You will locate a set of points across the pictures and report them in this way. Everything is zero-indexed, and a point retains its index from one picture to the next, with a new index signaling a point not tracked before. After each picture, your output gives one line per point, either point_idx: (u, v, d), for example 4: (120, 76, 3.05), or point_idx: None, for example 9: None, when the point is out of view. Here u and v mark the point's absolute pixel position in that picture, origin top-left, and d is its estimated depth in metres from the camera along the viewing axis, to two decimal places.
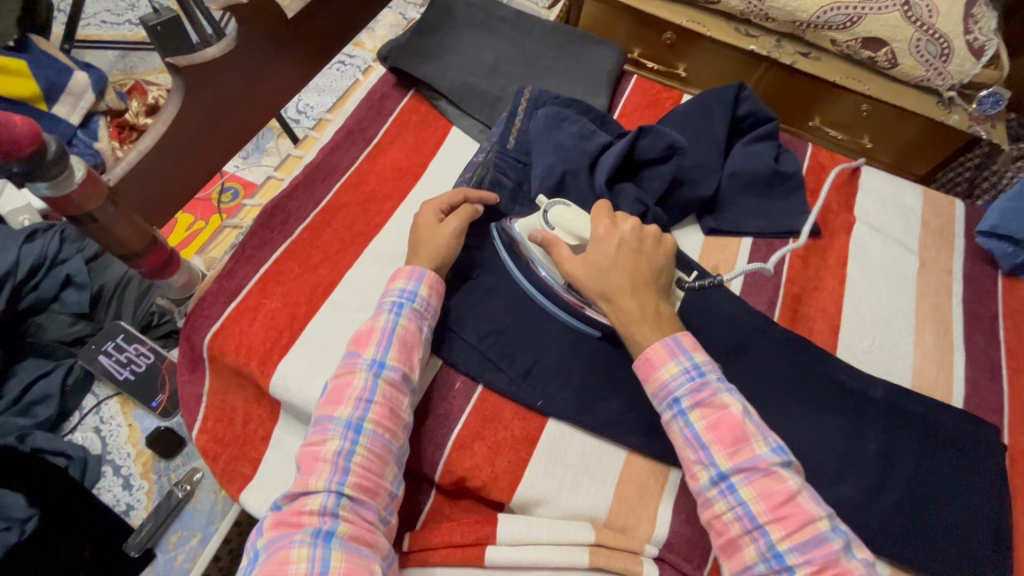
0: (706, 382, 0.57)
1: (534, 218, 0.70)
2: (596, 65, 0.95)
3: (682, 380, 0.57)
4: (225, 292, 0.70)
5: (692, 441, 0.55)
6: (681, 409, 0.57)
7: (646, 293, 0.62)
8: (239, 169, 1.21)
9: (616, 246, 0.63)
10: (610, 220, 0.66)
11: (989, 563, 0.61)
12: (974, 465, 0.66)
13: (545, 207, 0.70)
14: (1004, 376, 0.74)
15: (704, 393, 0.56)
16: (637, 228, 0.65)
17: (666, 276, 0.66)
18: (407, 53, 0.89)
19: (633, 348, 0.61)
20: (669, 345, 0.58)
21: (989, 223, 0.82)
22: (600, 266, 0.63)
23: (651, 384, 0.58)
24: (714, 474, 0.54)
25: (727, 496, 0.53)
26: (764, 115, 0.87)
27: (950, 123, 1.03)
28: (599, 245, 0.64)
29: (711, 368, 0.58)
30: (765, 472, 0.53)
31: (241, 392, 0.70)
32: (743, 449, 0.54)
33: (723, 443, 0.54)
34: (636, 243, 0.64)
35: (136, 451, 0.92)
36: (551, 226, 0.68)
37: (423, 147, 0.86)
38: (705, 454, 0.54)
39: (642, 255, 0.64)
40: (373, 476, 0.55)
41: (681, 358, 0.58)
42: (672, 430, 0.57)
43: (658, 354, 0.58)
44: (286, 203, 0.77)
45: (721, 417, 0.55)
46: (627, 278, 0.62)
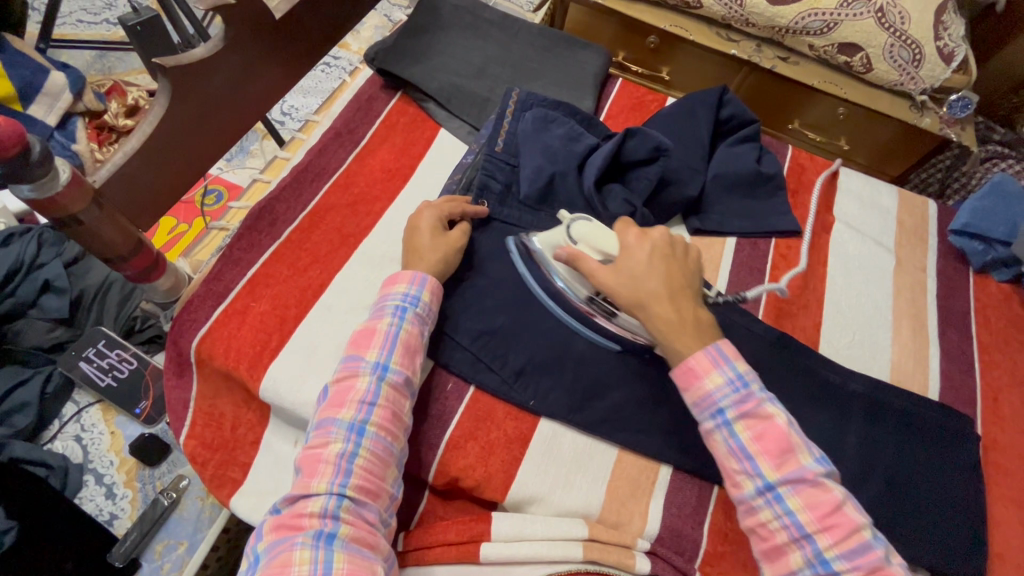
0: (750, 393, 0.57)
1: (557, 234, 0.70)
2: (582, 68, 0.96)
3: (726, 391, 0.57)
4: (212, 294, 0.69)
5: (736, 451, 0.56)
6: (725, 419, 0.57)
7: (682, 301, 0.61)
8: (222, 171, 1.19)
9: (649, 254, 0.63)
10: (638, 230, 0.65)
11: (966, 550, 0.63)
12: (949, 455, 0.68)
13: (567, 223, 0.69)
14: (976, 369, 0.77)
15: (749, 403, 0.57)
16: (668, 234, 0.65)
17: (700, 282, 0.65)
18: (394, 54, 0.90)
19: (673, 358, 0.60)
20: (711, 355, 0.58)
21: (960, 222, 0.85)
22: (634, 276, 0.62)
23: (694, 394, 0.58)
24: (760, 484, 0.54)
25: (772, 506, 0.54)
26: (746, 118, 0.89)
27: (922, 125, 1.07)
28: (628, 255, 0.63)
29: (753, 378, 0.58)
30: (812, 483, 0.53)
31: (230, 396, 0.69)
32: (790, 460, 0.54)
33: (769, 455, 0.55)
34: (669, 249, 0.64)
35: (119, 459, 0.90)
36: (575, 241, 0.67)
37: (411, 148, 0.86)
38: (751, 465, 0.55)
39: (676, 262, 0.64)
40: (375, 479, 0.55)
41: (724, 368, 0.58)
42: (714, 440, 0.58)
43: (701, 363, 0.58)
44: (275, 204, 0.77)
45: (766, 428, 0.55)
46: (663, 284, 0.61)
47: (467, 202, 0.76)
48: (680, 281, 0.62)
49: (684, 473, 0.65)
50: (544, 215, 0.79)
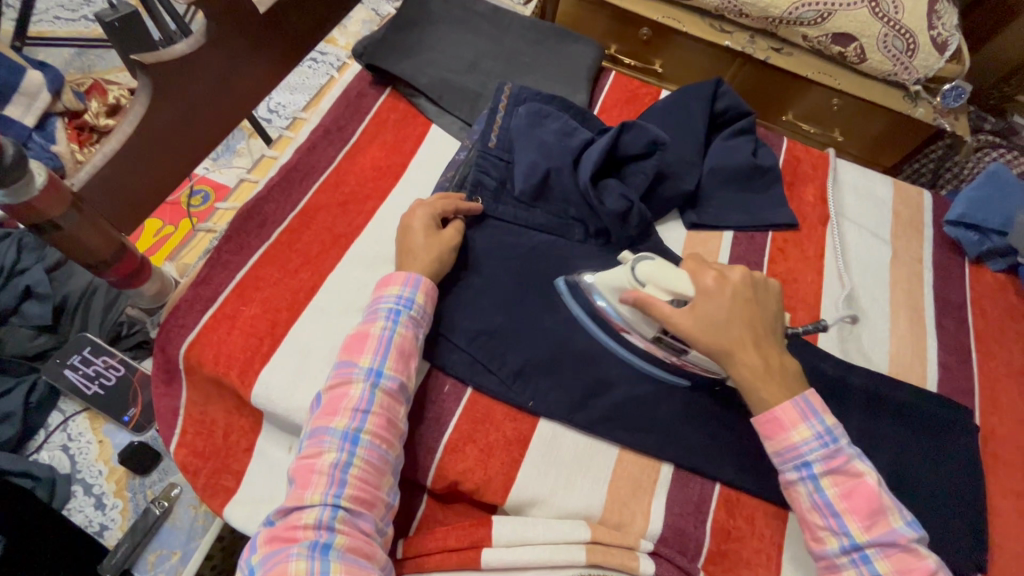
0: (840, 449, 0.58)
1: (619, 274, 0.65)
2: (575, 61, 0.94)
3: (815, 446, 0.58)
4: (200, 299, 0.67)
5: (821, 506, 0.57)
6: (812, 473, 0.58)
7: (766, 348, 0.61)
8: (208, 171, 1.16)
9: (730, 299, 0.61)
10: (715, 271, 0.62)
11: (969, 542, 0.63)
12: (949, 447, 0.68)
13: (631, 263, 0.65)
14: (974, 360, 0.77)
15: (837, 460, 0.57)
16: (748, 275, 0.63)
17: (779, 323, 0.65)
18: (383, 49, 0.88)
19: (757, 406, 0.60)
20: (800, 407, 0.59)
21: (956, 212, 0.84)
22: (714, 321, 0.61)
23: (778, 444, 0.59)
24: (847, 542, 0.55)
25: (858, 566, 0.55)
26: (741, 111, 0.88)
27: (916, 115, 1.06)
28: (708, 298, 0.61)
29: (841, 433, 0.59)
30: (902, 547, 0.54)
31: (221, 403, 0.67)
32: (879, 521, 0.55)
33: (858, 514, 0.55)
34: (750, 292, 0.63)
35: (108, 468, 0.88)
36: (642, 283, 0.63)
37: (402, 145, 0.84)
38: (838, 522, 0.56)
39: (756, 306, 0.63)
40: (370, 488, 0.54)
41: (813, 421, 0.59)
42: (797, 491, 0.59)
43: (788, 415, 0.59)
44: (261, 206, 0.75)
45: (855, 486, 0.56)
46: (746, 331, 0.61)
47: (461, 198, 0.74)
48: (762, 326, 0.62)
49: (685, 471, 0.65)
50: (539, 211, 0.77)
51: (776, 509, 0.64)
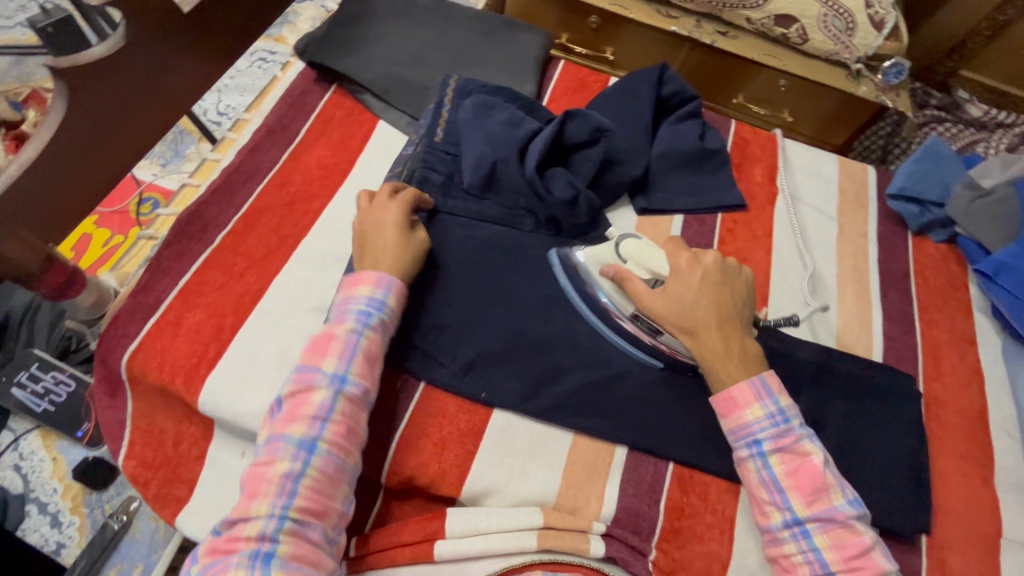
0: (789, 428, 0.59)
1: (604, 249, 0.71)
2: (522, 52, 0.94)
3: (765, 424, 0.60)
4: (141, 308, 0.66)
5: (767, 482, 0.59)
6: (761, 450, 0.60)
7: (729, 329, 0.64)
8: (156, 177, 1.15)
9: (699, 280, 0.66)
10: (691, 253, 0.68)
11: (912, 505, 0.65)
12: (893, 414, 0.70)
13: (616, 239, 0.71)
14: (918, 329, 0.79)
15: (787, 439, 0.59)
16: (719, 259, 0.67)
17: (748, 308, 0.67)
18: (326, 46, 0.87)
19: (715, 385, 0.63)
20: (754, 386, 0.61)
21: (897, 186, 0.86)
22: (682, 301, 0.65)
23: (731, 421, 0.61)
24: (789, 517, 0.57)
25: (798, 540, 0.56)
26: (688, 95, 0.89)
27: (860, 93, 1.09)
28: (682, 278, 0.66)
29: (793, 414, 0.61)
30: (842, 524, 0.56)
31: (169, 413, 0.66)
32: (822, 498, 0.57)
33: (802, 491, 0.57)
34: (719, 274, 0.66)
35: (64, 485, 0.86)
36: (623, 260, 0.69)
37: (349, 143, 0.83)
38: (782, 497, 0.58)
39: (724, 288, 0.66)
40: (321, 499, 0.53)
41: (765, 401, 0.61)
42: (747, 467, 0.60)
43: (742, 394, 0.61)
44: (204, 210, 0.74)
45: (802, 465, 0.58)
46: (713, 313, 0.64)
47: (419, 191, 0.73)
48: (730, 308, 0.65)
49: (639, 452, 0.66)
50: (490, 203, 0.77)
51: (729, 484, 0.65)
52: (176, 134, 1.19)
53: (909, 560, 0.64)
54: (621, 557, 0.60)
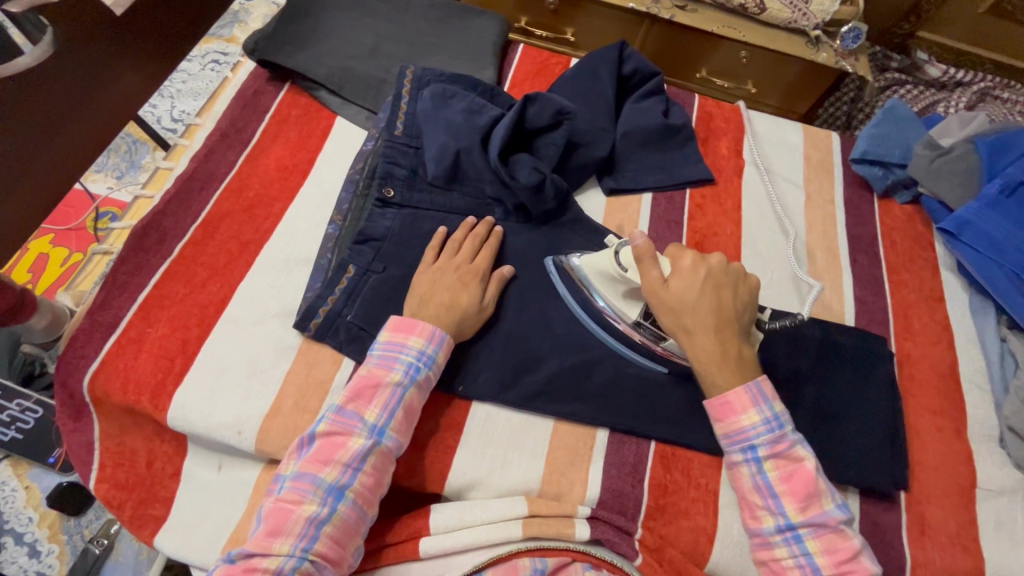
0: (784, 434, 0.59)
1: (603, 257, 0.68)
2: (479, 38, 0.92)
3: (761, 430, 0.59)
4: (99, 326, 0.64)
5: (761, 487, 0.58)
6: (756, 456, 0.59)
7: (728, 336, 0.62)
8: (112, 191, 1.12)
9: (703, 280, 0.63)
10: (694, 254, 0.64)
11: (888, 463, 0.67)
12: (867, 376, 0.71)
13: (614, 247, 0.67)
14: (887, 290, 0.80)
15: (782, 444, 0.59)
16: (724, 262, 0.64)
17: (751, 315, 0.65)
18: (275, 43, 0.84)
19: (708, 386, 0.62)
20: (751, 392, 0.60)
21: (860, 150, 0.87)
22: (683, 298, 0.62)
23: (727, 426, 0.60)
24: (782, 522, 0.57)
25: (790, 545, 0.56)
26: (648, 72, 0.88)
27: (820, 60, 1.10)
28: (684, 275, 0.63)
29: (788, 420, 0.60)
30: (833, 529, 0.56)
31: (139, 432, 0.64)
32: (813, 503, 0.57)
33: (795, 496, 0.57)
34: (725, 276, 0.64)
35: (39, 513, 0.85)
36: (623, 268, 0.66)
37: (307, 142, 0.81)
38: (776, 503, 0.57)
39: (730, 291, 0.63)
40: (338, 548, 0.54)
41: (761, 407, 0.60)
42: (740, 472, 0.60)
43: (739, 398, 0.60)
44: (160, 220, 0.71)
45: (795, 469, 0.58)
46: (712, 314, 0.62)
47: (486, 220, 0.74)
48: (729, 312, 0.63)
49: (620, 433, 0.66)
50: (456, 194, 0.76)
51: (711, 458, 0.65)
52: (130, 144, 1.17)
53: (888, 518, 0.66)
54: (607, 539, 0.60)
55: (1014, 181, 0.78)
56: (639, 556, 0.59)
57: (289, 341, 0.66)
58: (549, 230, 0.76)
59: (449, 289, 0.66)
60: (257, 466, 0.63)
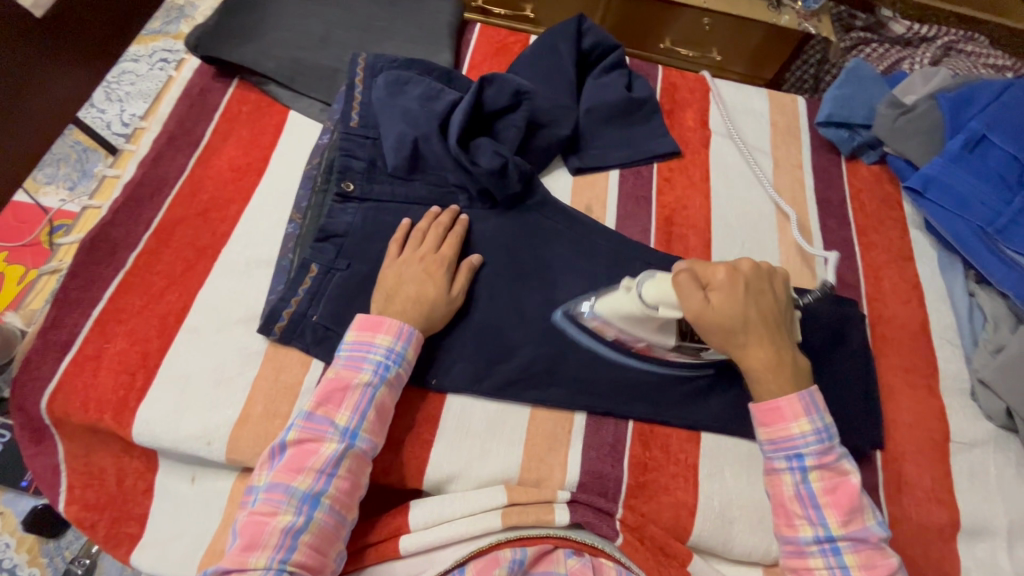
0: (833, 446, 0.57)
1: (625, 301, 0.61)
2: (433, 20, 0.89)
3: (811, 441, 0.57)
4: (53, 345, 0.62)
5: (804, 497, 0.57)
6: (802, 465, 0.57)
7: (780, 341, 0.60)
8: (65, 202, 1.09)
9: (744, 290, 0.59)
10: (726, 265, 0.60)
11: (863, 424, 0.68)
12: (841, 340, 0.71)
13: (635, 288, 0.61)
14: (858, 252, 0.80)
15: (829, 457, 0.57)
16: (755, 266, 0.61)
17: (790, 311, 0.64)
18: (219, 37, 0.80)
19: (760, 393, 0.59)
20: (803, 400, 0.58)
21: (825, 113, 0.86)
22: (731, 310, 0.58)
23: (774, 432, 0.58)
24: (822, 533, 0.56)
25: (827, 556, 0.56)
26: (609, 46, 0.86)
27: (782, 23, 1.09)
28: (727, 287, 0.59)
29: (836, 432, 0.59)
30: (873, 545, 0.55)
31: (106, 450, 0.63)
32: (856, 518, 0.56)
33: (838, 509, 0.56)
34: (761, 283, 0.61)
35: (16, 538, 0.88)
36: (654, 307, 0.59)
37: (261, 139, 0.78)
38: (816, 513, 0.56)
39: (770, 295, 0.61)
40: (318, 555, 0.53)
41: (813, 416, 0.58)
42: (781, 479, 0.58)
43: (790, 405, 0.58)
44: (109, 231, 0.69)
45: (841, 483, 0.56)
46: (759, 323, 0.59)
47: (449, 208, 0.72)
48: (775, 319, 0.60)
49: (598, 415, 0.65)
50: (418, 183, 0.73)
51: (690, 432, 0.65)
52: (80, 152, 1.14)
53: (866, 478, 0.67)
54: (587, 521, 0.60)
55: (976, 135, 0.78)
56: (620, 536, 0.60)
57: (256, 345, 0.64)
58: (516, 214, 0.74)
59: (416, 283, 0.65)
60: (232, 475, 0.62)
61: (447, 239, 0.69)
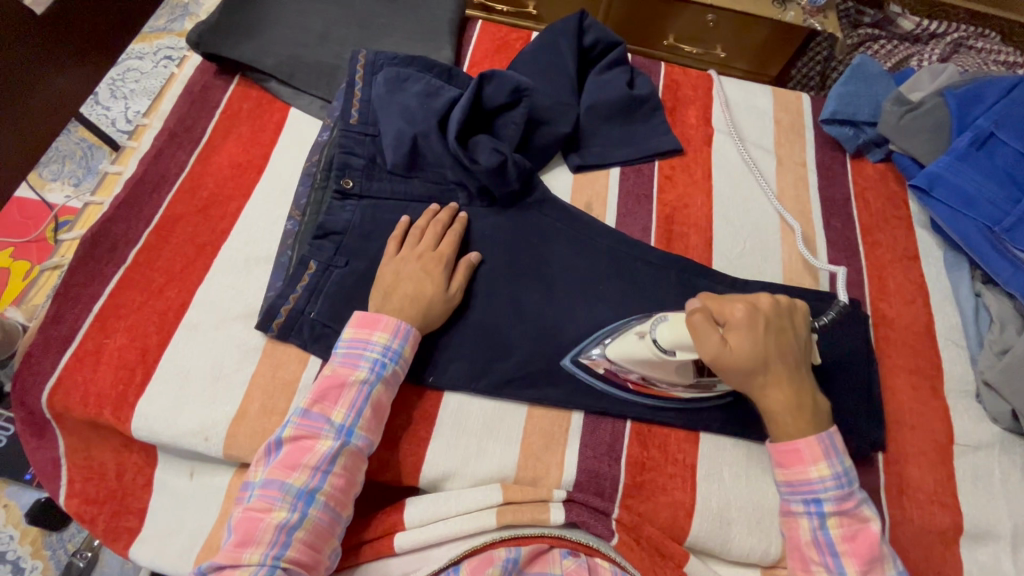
0: (852, 492, 0.56)
1: (639, 347, 0.61)
2: (434, 16, 0.88)
3: (830, 486, 0.56)
4: (54, 341, 0.63)
5: (821, 543, 0.56)
6: (820, 511, 0.56)
7: (800, 381, 0.59)
8: (70, 199, 1.10)
9: (764, 328, 0.58)
10: (744, 303, 0.59)
11: (865, 425, 0.67)
12: (844, 341, 0.70)
13: (648, 334, 0.60)
14: (862, 252, 0.79)
15: (849, 503, 0.56)
16: (775, 302, 0.60)
17: (810, 346, 0.62)
18: (220, 34, 0.81)
19: (781, 436, 0.58)
20: (823, 443, 0.57)
21: (830, 110, 0.85)
22: (749, 350, 0.57)
23: (792, 474, 0.57)
24: None
25: None
26: (610, 43, 0.86)
27: (787, 20, 1.08)
28: (746, 325, 0.58)
29: (855, 476, 0.57)
30: None
31: (106, 444, 0.63)
32: (876, 568, 0.54)
33: (858, 558, 0.55)
34: (781, 320, 0.60)
35: (20, 531, 0.89)
36: (669, 351, 0.59)
37: (262, 135, 0.78)
38: (834, 561, 0.55)
39: (791, 333, 0.60)
40: (312, 551, 0.53)
41: (833, 460, 0.57)
42: (798, 523, 0.57)
43: (811, 449, 0.57)
44: (110, 227, 0.69)
45: (860, 530, 0.55)
46: (779, 362, 0.58)
47: (447, 206, 0.71)
48: (795, 356, 0.59)
49: (596, 414, 0.65)
50: (417, 181, 0.73)
51: (689, 433, 0.65)
52: (86, 149, 1.15)
53: (867, 480, 0.66)
54: (582, 520, 0.60)
55: (983, 132, 0.77)
56: (615, 536, 0.60)
57: (254, 342, 0.65)
58: (515, 212, 0.74)
59: (413, 281, 0.64)
60: (230, 471, 0.62)
61: (445, 236, 0.69)
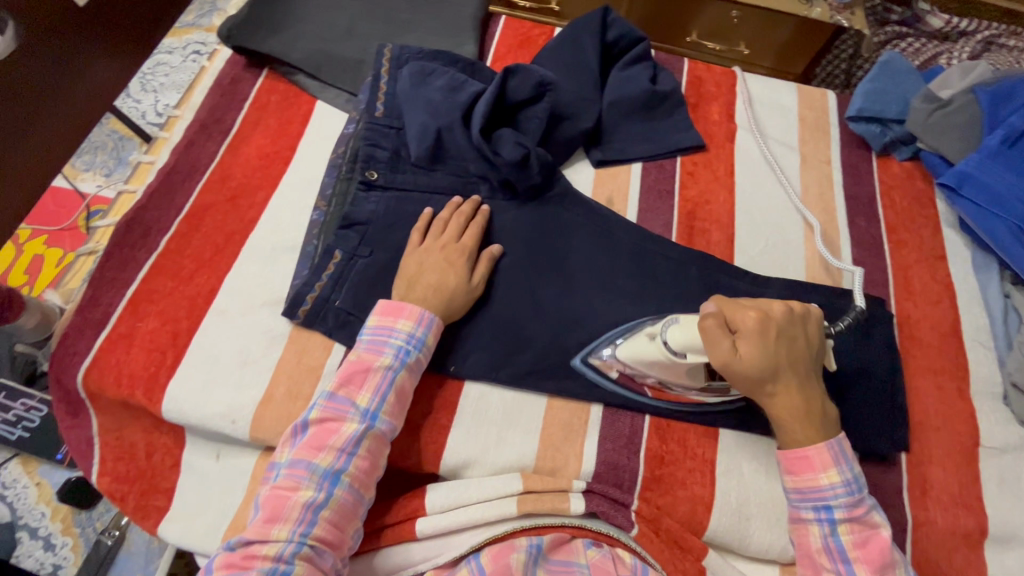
0: (863, 498, 0.56)
1: (649, 348, 0.61)
2: (458, 11, 0.89)
3: (841, 492, 0.56)
4: (90, 322, 0.65)
5: (832, 550, 0.56)
6: (831, 517, 0.56)
7: (811, 389, 0.58)
8: (101, 188, 1.13)
9: (776, 336, 0.57)
10: (756, 310, 0.58)
11: (888, 425, 0.66)
12: (867, 340, 0.70)
13: (659, 334, 0.61)
14: (887, 251, 0.78)
15: (860, 509, 0.56)
16: (788, 310, 0.59)
17: (824, 349, 0.61)
18: (249, 28, 0.83)
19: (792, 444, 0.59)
20: (832, 449, 0.57)
21: (856, 108, 0.84)
22: (760, 360, 0.56)
23: (801, 481, 0.57)
24: None
25: None
26: (634, 39, 0.86)
27: (813, 16, 1.07)
28: (758, 336, 0.57)
29: (864, 483, 0.57)
30: None
31: (137, 425, 0.65)
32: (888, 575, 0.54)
33: (870, 564, 0.54)
34: (793, 328, 0.59)
35: (51, 508, 0.93)
36: (681, 355, 0.59)
37: (289, 127, 0.79)
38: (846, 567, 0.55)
39: (803, 340, 0.59)
40: (337, 531, 0.55)
41: (843, 466, 0.56)
42: (808, 530, 0.57)
43: (820, 455, 0.57)
44: (143, 215, 0.71)
45: (871, 537, 0.55)
46: (789, 371, 0.57)
47: (471, 198, 0.72)
48: (806, 363, 0.59)
49: (616, 407, 0.65)
50: (439, 174, 0.74)
51: (708, 428, 0.65)
52: (116, 141, 1.18)
53: (889, 480, 0.65)
54: (602, 511, 0.60)
55: (1016, 130, 0.76)
56: (634, 527, 0.60)
57: (280, 328, 0.66)
58: (536, 205, 0.74)
59: (436, 272, 0.65)
60: (255, 454, 0.64)
61: (468, 227, 0.70)
